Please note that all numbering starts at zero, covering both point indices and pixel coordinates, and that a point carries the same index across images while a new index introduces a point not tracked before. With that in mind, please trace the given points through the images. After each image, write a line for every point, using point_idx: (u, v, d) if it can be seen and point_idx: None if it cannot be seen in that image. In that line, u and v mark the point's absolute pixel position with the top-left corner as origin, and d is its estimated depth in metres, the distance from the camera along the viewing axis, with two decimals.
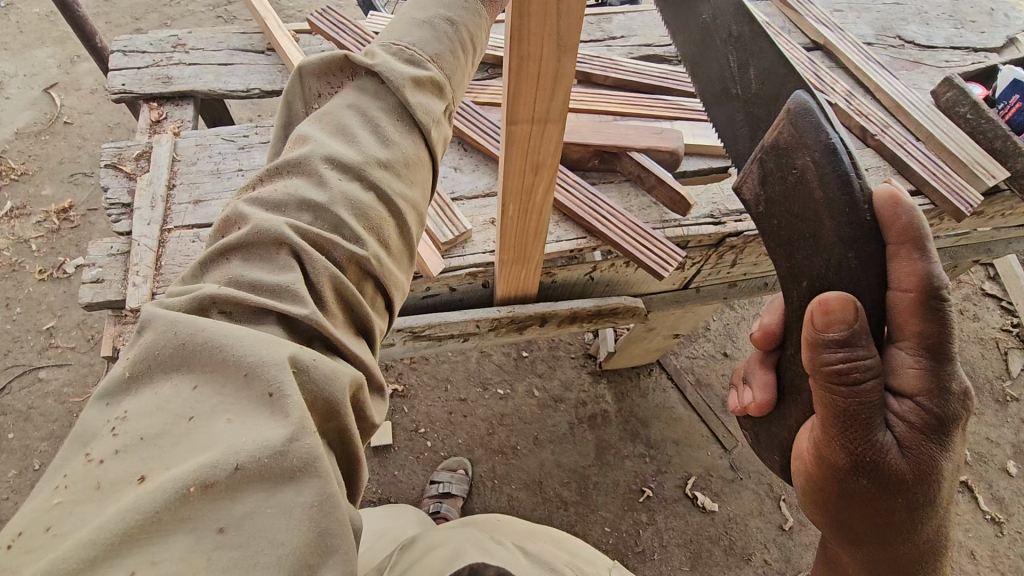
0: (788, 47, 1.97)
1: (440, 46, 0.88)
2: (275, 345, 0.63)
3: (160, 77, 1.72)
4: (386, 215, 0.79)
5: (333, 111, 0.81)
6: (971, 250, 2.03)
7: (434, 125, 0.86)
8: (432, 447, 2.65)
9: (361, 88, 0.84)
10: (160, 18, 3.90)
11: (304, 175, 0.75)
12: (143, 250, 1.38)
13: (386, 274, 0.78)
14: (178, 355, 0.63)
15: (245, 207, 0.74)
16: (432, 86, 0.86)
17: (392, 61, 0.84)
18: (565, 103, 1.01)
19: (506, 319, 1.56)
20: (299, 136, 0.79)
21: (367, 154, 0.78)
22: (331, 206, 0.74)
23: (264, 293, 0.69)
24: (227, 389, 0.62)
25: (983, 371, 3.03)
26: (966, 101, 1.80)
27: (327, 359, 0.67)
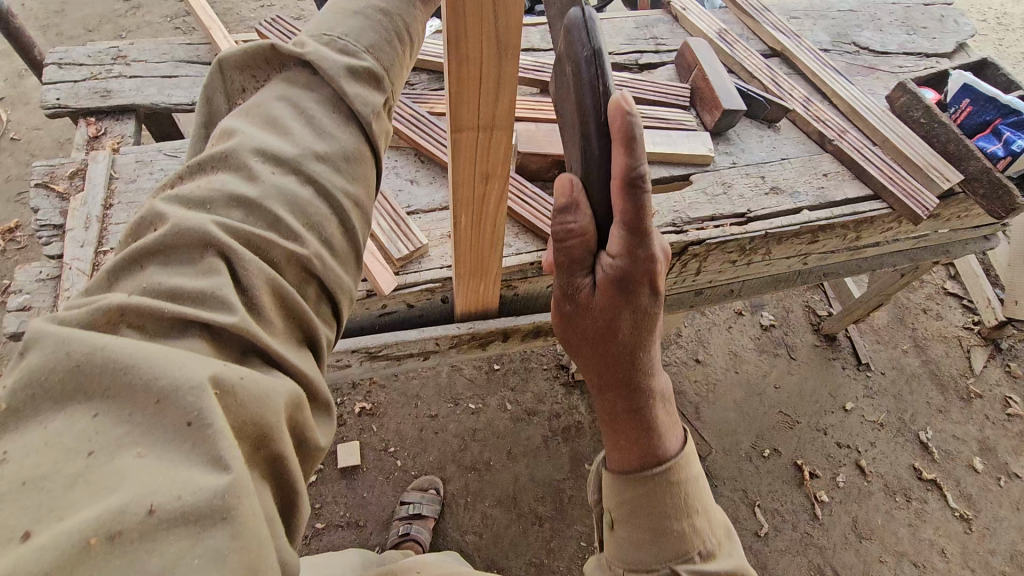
0: (746, 55, 1.98)
1: (372, 37, 0.83)
2: (191, 363, 0.53)
3: (98, 91, 1.63)
4: (325, 212, 0.72)
5: (264, 102, 0.75)
6: (929, 252, 2.07)
7: (375, 116, 0.80)
8: (402, 466, 2.58)
9: (289, 79, 0.78)
10: (114, 29, 3.77)
11: (233, 168, 0.69)
12: (74, 275, 1.30)
13: (331, 278, 0.72)
14: (75, 381, 0.52)
15: (164, 206, 0.65)
16: (368, 77, 0.80)
17: (323, 50, 0.78)
18: (511, 112, 0.98)
19: (466, 336, 1.51)
20: (221, 131, 0.73)
21: (305, 147, 0.72)
22: (268, 202, 0.68)
23: (186, 302, 0.60)
24: (136, 419, 0.52)
25: (948, 369, 3.08)
26: (919, 106, 1.82)
27: (259, 375, 0.58)
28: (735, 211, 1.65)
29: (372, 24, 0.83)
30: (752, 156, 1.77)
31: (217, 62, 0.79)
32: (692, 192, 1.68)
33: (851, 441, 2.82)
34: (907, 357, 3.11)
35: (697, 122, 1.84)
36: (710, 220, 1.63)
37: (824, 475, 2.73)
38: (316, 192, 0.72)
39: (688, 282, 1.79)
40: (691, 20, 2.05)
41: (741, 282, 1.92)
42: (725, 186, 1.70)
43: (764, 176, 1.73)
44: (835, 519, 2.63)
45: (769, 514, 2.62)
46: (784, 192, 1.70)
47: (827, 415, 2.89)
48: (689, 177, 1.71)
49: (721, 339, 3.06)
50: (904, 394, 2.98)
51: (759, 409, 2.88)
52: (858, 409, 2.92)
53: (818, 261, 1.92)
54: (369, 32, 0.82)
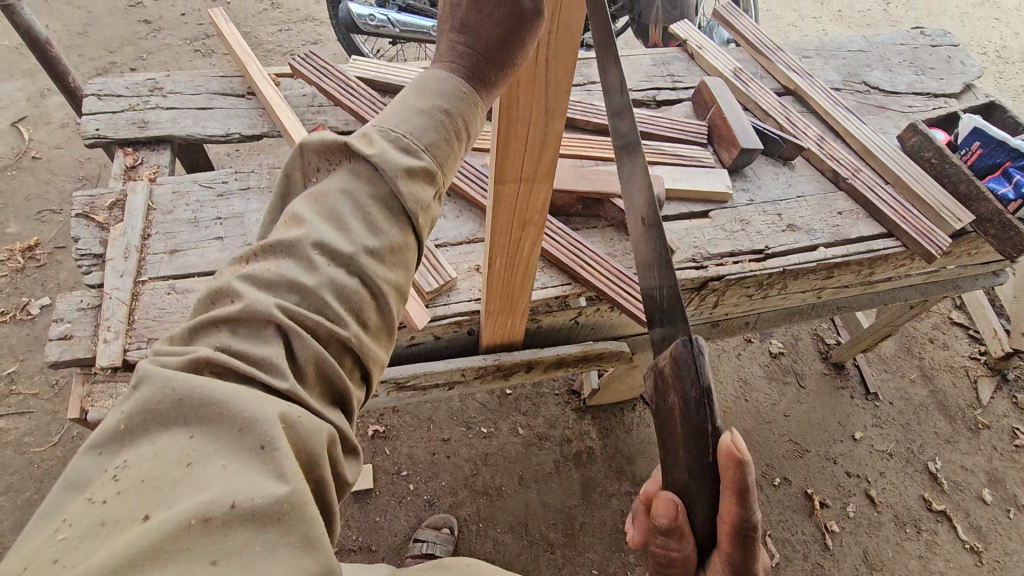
0: (760, 94, 2.04)
1: (435, 135, 0.78)
2: (265, 401, 0.59)
3: (136, 122, 1.68)
4: (364, 297, 0.73)
5: (329, 193, 0.74)
6: (939, 287, 2.11)
7: (422, 211, 0.78)
8: (414, 490, 2.58)
9: (356, 173, 0.76)
10: (135, 51, 3.86)
11: (296, 258, 0.70)
12: (115, 305, 1.33)
13: (367, 355, 0.73)
14: (177, 411, 0.59)
15: (240, 284, 0.68)
16: (423, 176, 0.77)
17: (388, 150, 0.75)
18: (551, 167, 1.05)
19: (492, 367, 1.54)
20: (290, 216, 0.73)
21: (357, 243, 0.72)
22: (320, 290, 0.69)
23: (251, 363, 0.64)
24: (219, 441, 0.57)
25: (955, 399, 3.10)
26: (930, 146, 1.88)
27: (312, 417, 0.63)
28: (754, 247, 1.69)
29: (437, 121, 0.78)
30: (768, 194, 1.82)
31: (302, 145, 0.79)
32: (712, 228, 1.72)
33: (861, 471, 2.84)
34: (915, 386, 3.13)
35: (715, 159, 1.89)
36: (729, 256, 1.67)
37: (835, 505, 2.73)
38: (362, 287, 0.72)
39: (706, 314, 1.82)
40: (706, 58, 2.12)
41: (756, 315, 1.95)
42: (744, 223, 1.74)
43: (781, 213, 1.77)
44: (847, 549, 2.62)
45: (780, 544, 2.61)
46: (801, 229, 1.74)
47: (837, 444, 2.90)
48: (708, 213, 1.76)
49: (730, 366, 3.08)
50: (912, 424, 3.00)
51: (769, 437, 2.89)
52: (867, 439, 2.94)
53: (832, 294, 1.96)
54: (431, 131, 0.77)
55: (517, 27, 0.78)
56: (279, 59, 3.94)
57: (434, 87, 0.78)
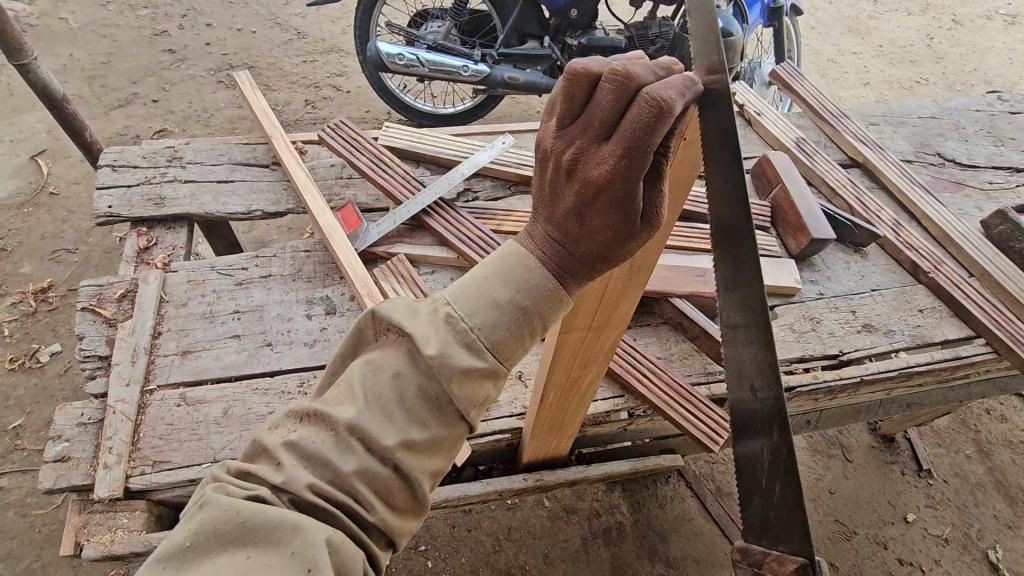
0: (826, 168, 1.87)
1: (506, 331, 0.64)
2: (315, 521, 0.55)
3: (151, 197, 1.55)
4: (397, 485, 0.61)
5: (380, 370, 0.62)
6: (1020, 382, 1.91)
7: (474, 407, 0.65)
8: (432, 567, 2.40)
9: (408, 356, 0.63)
10: (158, 82, 3.78)
11: (331, 434, 0.60)
12: (118, 420, 1.19)
13: (397, 536, 0.62)
14: (233, 533, 0.54)
15: (287, 449, 0.60)
16: (484, 376, 0.63)
17: (451, 345, 0.62)
18: (624, 315, 0.91)
19: (533, 487, 1.37)
20: (338, 387, 0.63)
21: (397, 439, 0.60)
22: (352, 476, 0.58)
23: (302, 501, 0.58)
24: (271, 560, 0.53)
25: (1016, 479, 2.87)
26: (1021, 237, 1.68)
27: (357, 545, 0.58)
28: (827, 351, 1.51)
29: (509, 318, 0.64)
30: (839, 286, 1.64)
31: (372, 308, 0.65)
32: (779, 328, 1.54)
33: (915, 558, 2.60)
34: (970, 463, 2.91)
35: (779, 244, 1.71)
36: (799, 362, 1.49)
37: None
38: (396, 474, 0.61)
39: None
40: (766, 125, 1.95)
41: (819, 412, 1.77)
42: (814, 321, 1.56)
43: (855, 310, 1.59)
44: None
45: None
46: (878, 330, 1.56)
47: (887, 526, 2.69)
48: (774, 308, 1.57)
49: None
50: (969, 505, 2.78)
51: (813, 516, 2.69)
52: (920, 521, 2.72)
53: (902, 391, 1.77)
54: (501, 325, 0.64)
55: (623, 242, 0.66)
56: (304, 93, 3.85)
57: (520, 279, 0.65)
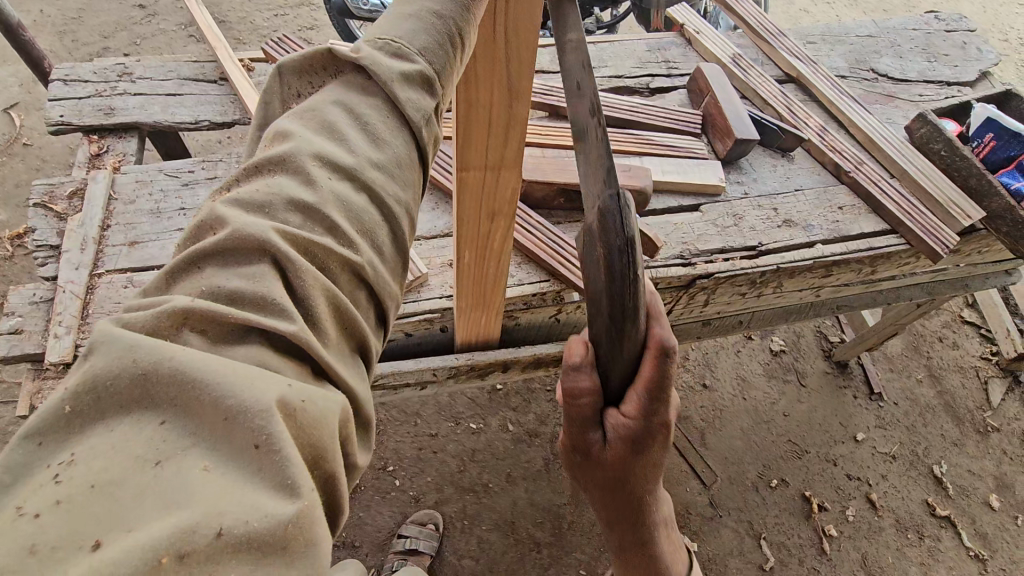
0: (758, 81, 1.94)
1: (429, 40, 0.63)
2: (258, 380, 0.41)
3: (102, 108, 1.63)
4: (378, 219, 0.55)
5: (315, 106, 0.56)
6: (947, 286, 1.99)
7: (426, 123, 0.61)
8: (399, 486, 2.53)
9: (343, 85, 0.59)
10: (129, 37, 3.80)
11: (290, 173, 0.51)
12: (68, 298, 1.28)
13: (382, 287, 0.55)
14: (141, 390, 0.41)
15: (225, 207, 0.49)
16: (421, 83, 0.61)
17: (379, 55, 0.60)
18: (518, 151, 0.94)
19: (464, 366, 1.47)
20: (274, 131, 0.54)
21: (360, 154, 0.55)
22: (324, 207, 0.51)
23: (249, 308, 0.46)
24: (200, 429, 0.40)
25: (963, 401, 3.00)
26: (940, 138, 1.76)
27: (322, 393, 0.45)
28: (746, 243, 1.59)
29: (429, 26, 0.64)
30: (764, 187, 1.73)
31: (278, 65, 0.61)
32: (702, 223, 1.63)
33: (861, 473, 2.74)
34: (921, 387, 3.02)
35: (708, 149, 1.80)
36: (719, 253, 1.57)
37: (833, 508, 2.64)
38: (375, 206, 0.55)
39: (696, 312, 1.72)
40: (704, 44, 2.02)
41: (750, 313, 1.85)
42: (736, 217, 1.64)
43: (777, 208, 1.68)
44: (844, 555, 2.54)
45: (775, 547, 2.53)
46: (796, 225, 1.64)
47: (838, 445, 2.81)
48: (698, 208, 1.66)
49: (728, 363, 3.00)
50: (917, 426, 2.90)
51: (767, 437, 2.81)
52: (870, 441, 2.84)
53: (832, 294, 1.85)
54: (423, 32, 0.63)
55: None
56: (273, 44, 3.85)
57: None
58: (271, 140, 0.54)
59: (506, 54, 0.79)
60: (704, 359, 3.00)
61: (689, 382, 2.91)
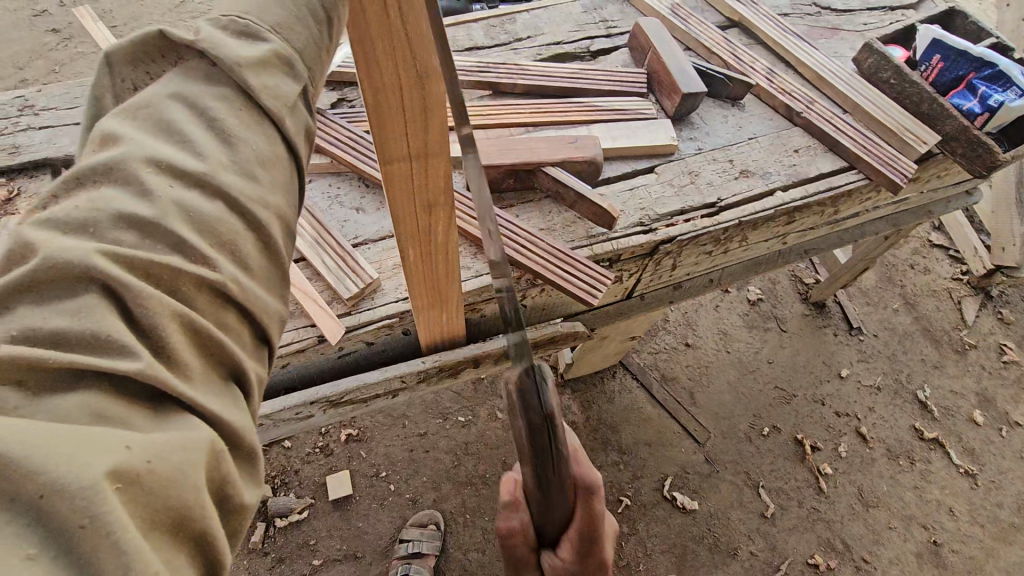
0: (701, 30, 1.87)
1: (281, 16, 0.60)
2: (79, 454, 0.36)
3: (6, 148, 1.51)
4: (239, 229, 0.51)
5: (149, 103, 0.51)
6: (911, 216, 1.97)
7: (290, 112, 0.58)
8: (395, 490, 2.49)
9: (184, 72, 0.55)
10: (47, 65, 3.56)
11: (120, 183, 0.47)
12: None
13: (256, 306, 0.51)
14: None
15: (36, 230, 0.44)
16: (278, 65, 0.57)
17: (219, 36, 0.55)
18: (443, 137, 0.88)
19: (434, 369, 1.42)
20: (97, 135, 0.50)
21: (209, 155, 0.51)
22: (163, 220, 0.47)
23: (79, 349, 0.41)
24: (12, 508, 0.35)
25: (940, 323, 3.03)
26: (887, 66, 1.72)
27: (173, 440, 0.41)
28: (705, 201, 1.54)
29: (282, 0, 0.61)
30: (716, 140, 1.67)
31: (108, 52, 0.55)
32: (659, 186, 1.57)
33: (850, 409, 2.77)
34: (899, 316, 3.06)
35: (658, 108, 1.74)
36: (680, 215, 1.52)
37: (826, 447, 2.67)
38: (231, 212, 0.51)
39: (664, 278, 1.69)
40: None
41: (721, 270, 1.82)
42: (693, 175, 1.59)
43: (733, 159, 1.63)
44: (841, 491, 2.58)
45: (774, 494, 2.56)
46: (755, 174, 1.59)
47: (824, 384, 2.83)
48: (654, 169, 1.61)
49: (709, 320, 2.98)
50: (898, 354, 2.94)
51: (755, 386, 2.82)
52: (854, 375, 2.87)
53: (798, 240, 1.82)
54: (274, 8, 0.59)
55: None
56: None
57: None
58: (99, 145, 0.49)
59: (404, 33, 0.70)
60: (684, 319, 2.98)
61: (671, 344, 2.90)
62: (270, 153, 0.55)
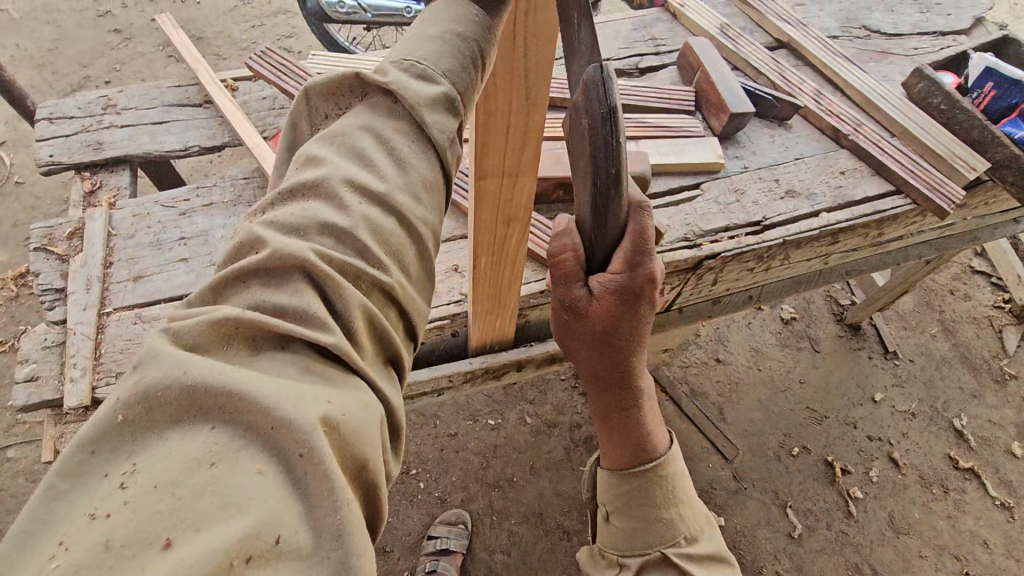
0: (750, 50, 1.91)
1: (452, 59, 0.64)
2: (300, 399, 0.43)
3: (91, 144, 1.62)
4: (406, 244, 0.57)
5: (344, 131, 0.59)
6: (955, 241, 1.97)
7: (450, 145, 0.63)
8: (425, 488, 2.55)
9: (371, 107, 0.62)
10: (108, 63, 3.69)
11: (324, 198, 0.54)
12: (80, 340, 1.27)
13: (413, 308, 0.58)
14: (188, 399, 0.43)
15: (263, 229, 0.52)
16: (445, 104, 0.62)
17: (405, 79, 0.61)
18: (533, 159, 0.98)
19: (479, 370, 1.47)
20: (302, 156, 0.58)
21: (389, 180, 0.57)
22: (356, 231, 0.53)
23: (291, 320, 0.49)
24: (250, 434, 0.42)
25: (979, 351, 2.98)
26: (938, 92, 1.74)
27: (358, 399, 0.47)
28: (750, 219, 1.57)
29: (453, 47, 0.65)
30: (764, 159, 1.70)
31: (304, 92, 0.65)
32: (705, 202, 1.60)
33: (883, 433, 2.74)
34: (936, 342, 3.01)
35: (704, 126, 1.77)
36: (724, 233, 1.55)
37: (857, 471, 2.65)
38: (402, 229, 0.57)
39: (704, 292, 1.71)
40: (690, 16, 1.99)
41: (761, 287, 1.83)
42: (738, 193, 1.62)
43: (779, 179, 1.65)
44: (871, 515, 2.55)
45: (802, 515, 2.54)
46: (800, 195, 1.62)
47: (856, 407, 2.81)
48: (699, 186, 1.64)
49: (741, 336, 2.98)
50: (935, 380, 2.90)
51: (786, 405, 2.81)
52: (888, 400, 2.84)
53: (840, 260, 1.83)
54: (446, 53, 0.64)
55: None
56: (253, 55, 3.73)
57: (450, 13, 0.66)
58: (304, 163, 0.57)
59: (524, 61, 0.81)
60: (716, 334, 2.98)
61: (703, 358, 2.91)
62: (434, 178, 0.61)
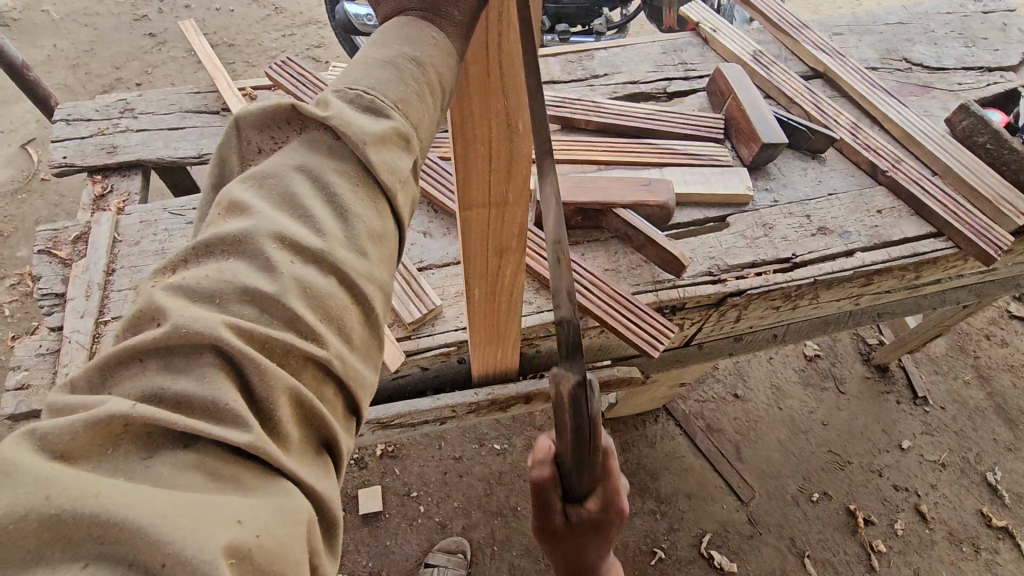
0: (782, 79, 1.84)
1: (405, 90, 0.54)
2: (200, 523, 0.33)
3: (105, 147, 1.60)
4: (347, 307, 0.46)
5: (275, 172, 0.47)
6: (999, 286, 1.85)
7: (402, 186, 0.53)
8: (425, 512, 2.46)
9: (308, 143, 0.50)
10: (141, 66, 3.74)
11: (247, 256, 0.43)
12: (73, 349, 1.23)
13: (355, 378, 0.47)
14: (47, 533, 0.31)
15: (168, 296, 0.41)
16: (397, 142, 0.52)
17: (349, 112, 0.50)
18: (522, 189, 0.94)
19: (484, 402, 1.40)
20: (221, 203, 0.46)
21: (327, 234, 0.46)
22: (286, 297, 0.42)
23: (195, 414, 0.38)
24: (131, 574, 0.31)
25: (1016, 402, 2.82)
26: (985, 130, 1.64)
27: (277, 512, 0.37)
28: (778, 256, 1.48)
29: (403, 72, 0.55)
30: (795, 192, 1.62)
31: (236, 119, 0.51)
32: (731, 236, 1.52)
33: (909, 484, 2.59)
34: (969, 389, 2.86)
35: (734, 155, 1.70)
36: (751, 267, 1.46)
37: (880, 523, 2.50)
38: (343, 288, 0.46)
39: (726, 329, 1.62)
40: (723, 42, 1.93)
41: (786, 326, 1.73)
42: (767, 228, 1.54)
43: (810, 214, 1.57)
44: (895, 572, 2.39)
45: (820, 566, 2.39)
46: (833, 232, 1.53)
47: (881, 454, 2.66)
48: (725, 219, 1.56)
49: (762, 372, 2.87)
50: (967, 431, 2.74)
51: (806, 448, 2.67)
52: (916, 448, 2.68)
53: (872, 302, 1.72)
54: (396, 82, 0.54)
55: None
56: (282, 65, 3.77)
57: (404, 34, 0.57)
58: (226, 210, 0.46)
59: (501, 86, 0.77)
60: (735, 368, 2.88)
61: (720, 393, 2.80)
62: (385, 232, 0.50)
